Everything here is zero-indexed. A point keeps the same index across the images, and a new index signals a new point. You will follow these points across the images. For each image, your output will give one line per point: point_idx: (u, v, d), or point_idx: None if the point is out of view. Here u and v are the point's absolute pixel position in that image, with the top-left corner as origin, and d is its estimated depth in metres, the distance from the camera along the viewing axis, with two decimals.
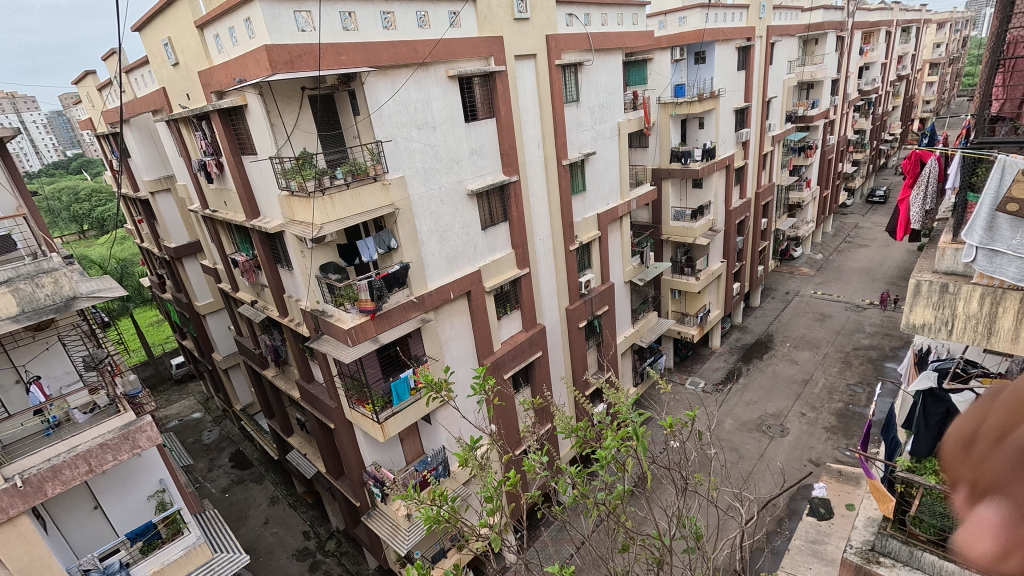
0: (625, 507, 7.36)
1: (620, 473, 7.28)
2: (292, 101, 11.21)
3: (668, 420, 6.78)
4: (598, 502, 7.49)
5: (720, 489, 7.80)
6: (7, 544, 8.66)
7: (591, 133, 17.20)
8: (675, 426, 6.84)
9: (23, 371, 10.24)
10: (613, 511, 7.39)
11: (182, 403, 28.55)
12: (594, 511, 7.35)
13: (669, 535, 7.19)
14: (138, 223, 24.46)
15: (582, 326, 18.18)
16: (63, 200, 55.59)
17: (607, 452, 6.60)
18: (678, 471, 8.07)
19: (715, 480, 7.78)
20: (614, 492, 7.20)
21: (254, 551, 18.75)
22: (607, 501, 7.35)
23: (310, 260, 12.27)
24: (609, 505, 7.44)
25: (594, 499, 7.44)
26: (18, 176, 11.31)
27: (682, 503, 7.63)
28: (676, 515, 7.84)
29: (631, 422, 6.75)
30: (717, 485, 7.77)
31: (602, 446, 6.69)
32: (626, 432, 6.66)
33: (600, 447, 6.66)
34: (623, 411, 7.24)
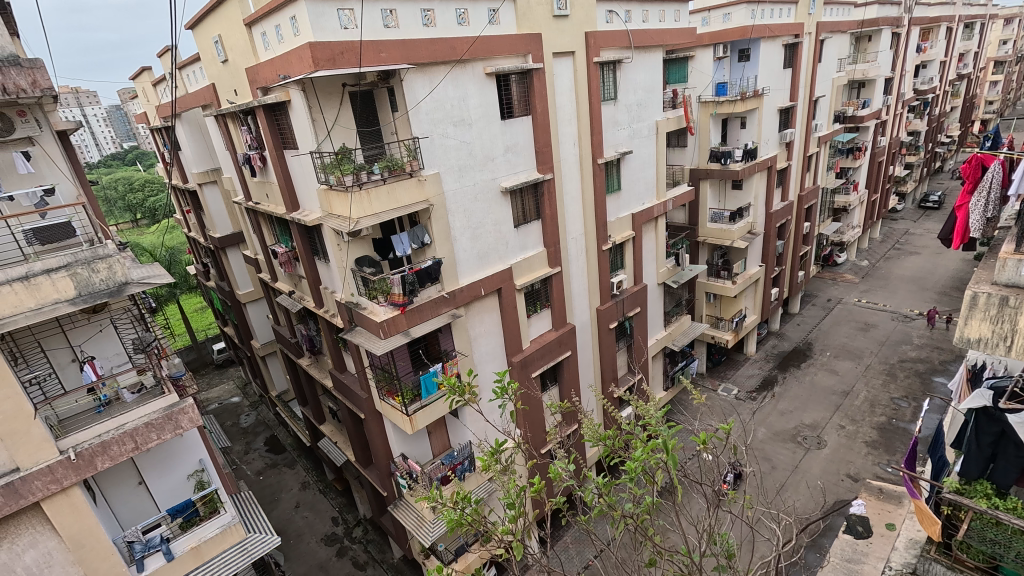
0: (654, 520, 7.18)
1: (648, 484, 7.14)
2: (333, 97, 11.51)
3: (705, 435, 6.55)
4: (625, 514, 7.31)
5: (756, 506, 7.53)
6: (59, 512, 9.24)
7: (627, 131, 16.94)
8: (709, 442, 6.54)
9: (78, 351, 10.77)
10: (642, 525, 7.22)
11: (222, 387, 29.79)
12: (623, 524, 7.19)
13: (699, 553, 6.89)
14: (186, 213, 25.60)
15: (613, 327, 17.99)
16: (119, 190, 58.40)
17: (634, 465, 6.45)
18: (710, 483, 7.78)
19: (752, 498, 7.48)
20: (642, 505, 6.98)
21: (285, 534, 19.38)
22: (634, 513, 7.19)
23: (346, 253, 12.51)
24: (638, 519, 7.28)
25: (622, 511, 7.29)
26: (80, 168, 12.09)
27: (713, 520, 7.38)
28: (706, 531, 7.59)
29: (661, 434, 6.53)
30: (751, 502, 7.51)
31: (631, 456, 6.52)
32: (655, 444, 6.46)
33: (628, 458, 6.50)
34: (654, 423, 7.05)
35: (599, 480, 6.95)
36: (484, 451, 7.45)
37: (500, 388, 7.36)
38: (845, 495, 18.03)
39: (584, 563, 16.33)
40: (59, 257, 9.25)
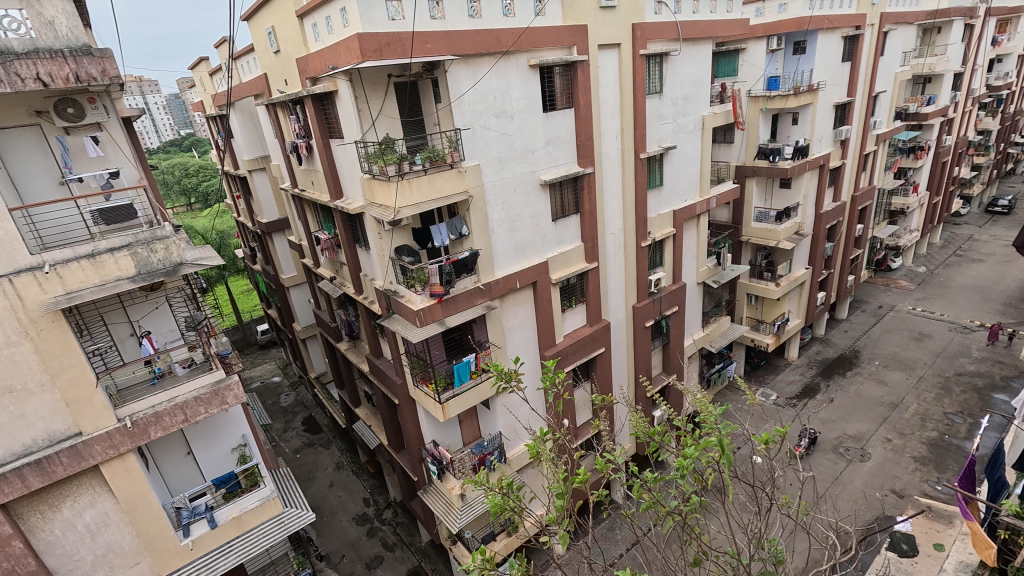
0: (702, 519, 7.04)
1: (697, 482, 6.97)
2: (379, 87, 11.72)
3: (764, 435, 6.30)
4: (672, 511, 7.20)
5: (810, 513, 7.30)
6: (117, 476, 9.89)
7: (672, 126, 16.54)
8: (768, 446, 6.24)
9: (136, 326, 11.31)
10: (688, 523, 7.09)
11: (265, 367, 31.05)
12: (671, 520, 7.04)
13: (748, 556, 6.72)
14: (236, 199, 26.69)
15: (649, 326, 17.69)
16: (175, 174, 61.30)
17: (688, 461, 6.31)
18: (764, 487, 7.53)
19: (808, 505, 7.26)
20: (691, 504, 6.83)
21: (320, 510, 20.12)
22: (682, 509, 7.04)
23: (387, 241, 12.75)
24: (684, 516, 7.14)
25: (669, 506, 7.14)
26: (142, 154, 12.71)
27: (763, 525, 7.16)
28: (756, 536, 7.35)
29: (716, 433, 6.32)
30: (806, 510, 7.28)
31: (685, 451, 6.36)
32: (710, 443, 6.27)
33: (682, 454, 6.35)
34: (710, 420, 6.86)
35: (649, 474, 6.79)
36: (531, 437, 7.40)
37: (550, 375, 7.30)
38: (888, 511, 17.24)
39: (611, 559, 16.29)
40: (122, 236, 9.77)
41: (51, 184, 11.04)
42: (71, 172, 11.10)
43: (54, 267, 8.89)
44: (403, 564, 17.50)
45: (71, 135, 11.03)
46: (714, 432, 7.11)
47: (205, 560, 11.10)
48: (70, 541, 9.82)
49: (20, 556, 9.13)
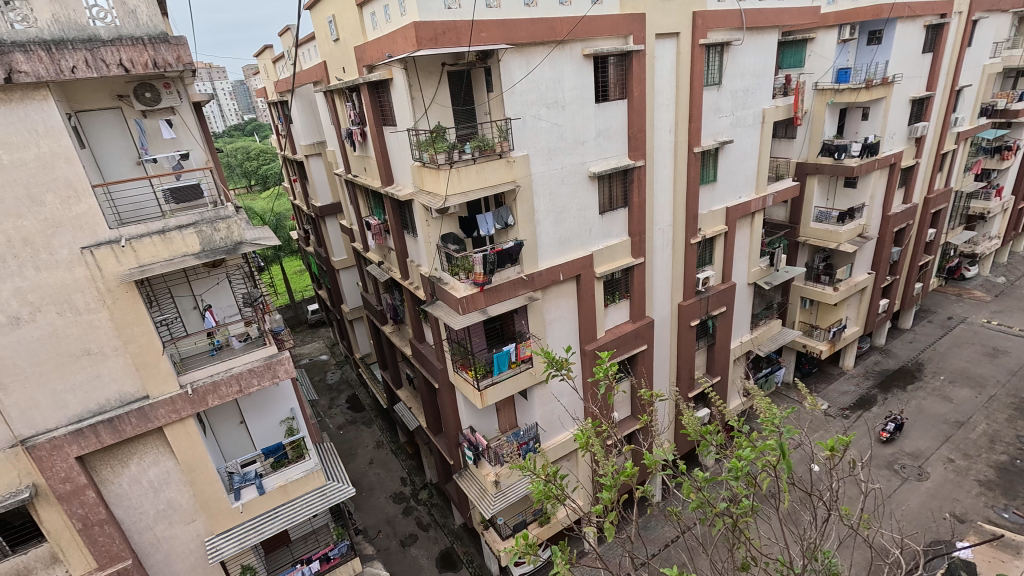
0: (752, 523, 6.89)
1: (749, 486, 6.80)
2: (432, 76, 11.91)
3: (829, 441, 6.03)
4: (723, 514, 7.01)
5: (871, 527, 7.02)
6: (177, 438, 10.60)
7: (729, 119, 15.92)
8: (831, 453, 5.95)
9: (199, 300, 11.92)
10: (738, 526, 6.95)
11: (314, 345, 32.38)
12: (721, 522, 6.92)
13: (801, 566, 6.49)
14: (292, 182, 27.74)
15: (694, 325, 17.21)
16: (237, 158, 64.21)
17: (744, 463, 6.16)
18: (822, 497, 7.21)
19: (869, 518, 6.98)
20: (743, 507, 6.64)
21: (359, 486, 20.91)
22: (732, 511, 6.91)
23: (434, 228, 12.96)
24: (733, 518, 7.01)
25: (717, 507, 7.03)
26: (210, 138, 13.44)
27: (819, 536, 6.92)
28: (810, 546, 7.08)
29: (776, 436, 6.06)
30: (869, 524, 6.92)
31: (742, 452, 6.20)
32: (769, 446, 6.03)
33: (738, 456, 6.21)
34: (769, 423, 6.64)
35: (700, 473, 6.68)
36: (579, 428, 7.42)
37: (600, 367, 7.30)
38: (945, 536, 16.19)
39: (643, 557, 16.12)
40: (189, 215, 10.36)
41: (128, 163, 11.86)
42: (147, 153, 11.93)
43: (129, 241, 9.49)
44: (436, 544, 17.96)
45: (147, 118, 11.79)
46: (772, 434, 6.86)
47: (253, 523, 11.79)
48: (134, 495, 10.60)
49: (91, 505, 9.94)
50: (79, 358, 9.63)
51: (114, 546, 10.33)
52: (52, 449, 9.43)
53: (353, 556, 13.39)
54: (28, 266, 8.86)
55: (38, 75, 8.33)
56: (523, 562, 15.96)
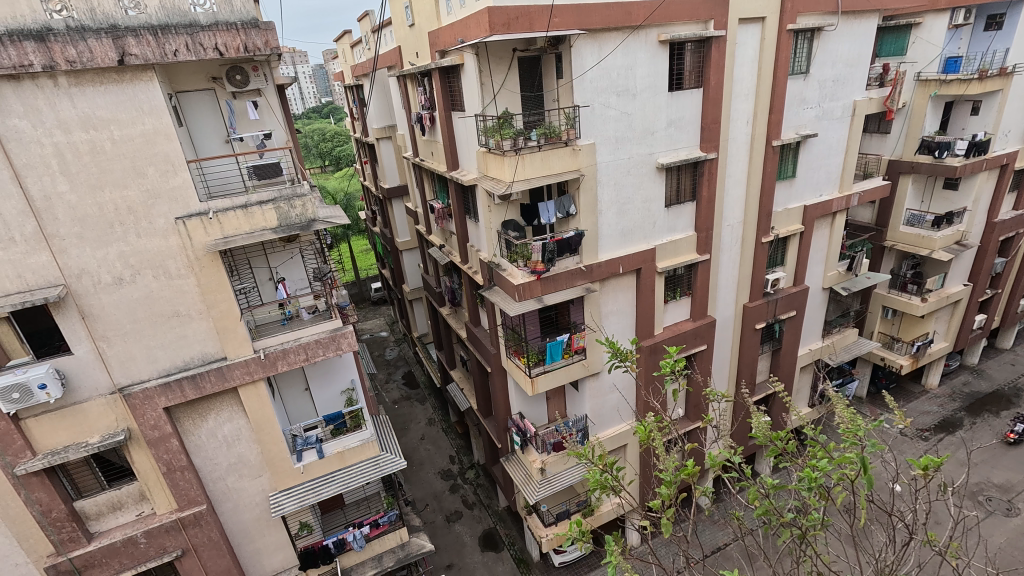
0: (822, 538, 6.54)
1: (822, 499, 6.43)
2: (503, 61, 11.96)
3: (921, 461, 5.57)
4: (790, 524, 6.69)
5: (960, 558, 6.47)
6: (249, 398, 11.44)
7: (815, 111, 14.87)
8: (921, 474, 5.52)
9: (274, 272, 12.62)
10: (806, 538, 6.66)
11: (375, 321, 33.76)
12: (789, 532, 6.66)
13: None
14: (363, 164, 28.81)
15: (759, 328, 16.41)
16: (314, 139, 67.49)
17: (819, 474, 5.88)
18: (903, 519, 6.70)
19: (959, 548, 6.43)
20: (814, 520, 6.30)
21: (410, 459, 21.73)
22: (801, 523, 6.62)
23: (495, 215, 13.06)
24: (801, 530, 6.71)
25: (784, 516, 6.76)
26: (291, 119, 14.22)
27: (896, 559, 6.49)
28: (885, 569, 6.62)
29: (859, 450, 5.66)
30: (957, 554, 6.38)
31: (818, 463, 5.90)
32: (851, 460, 5.65)
33: (812, 465, 5.92)
34: (852, 435, 6.25)
35: (767, 480, 6.42)
36: (642, 422, 7.31)
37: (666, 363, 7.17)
38: None
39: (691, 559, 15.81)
40: (269, 191, 10.97)
41: (218, 142, 12.73)
42: (236, 133, 12.69)
43: (216, 214, 10.22)
44: (480, 523, 18.41)
45: (237, 99, 12.56)
46: (854, 446, 6.42)
47: (312, 484, 12.56)
48: (210, 447, 11.58)
49: (174, 452, 10.96)
50: (169, 319, 10.56)
51: (192, 490, 11.35)
52: (144, 399, 10.47)
53: (400, 526, 14.06)
54: (130, 232, 9.80)
55: (146, 57, 9.09)
56: (564, 551, 16.02)
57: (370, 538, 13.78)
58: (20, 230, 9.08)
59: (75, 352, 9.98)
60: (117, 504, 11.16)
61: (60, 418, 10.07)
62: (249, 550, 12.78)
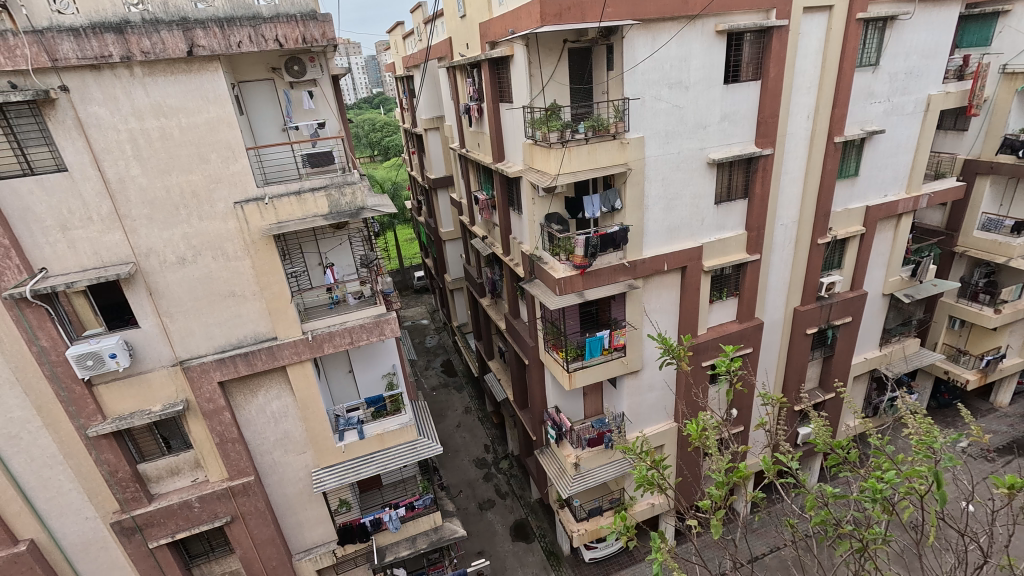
0: (884, 553, 6.28)
1: (886, 512, 6.16)
2: (553, 52, 11.88)
3: (1002, 480, 5.24)
4: (850, 536, 6.46)
5: None
6: (296, 378, 11.94)
7: (883, 106, 14.00)
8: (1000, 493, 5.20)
9: (323, 258, 12.83)
10: (866, 551, 6.42)
11: (417, 309, 34.44)
12: (847, 543, 6.46)
13: None
14: (411, 154, 29.29)
15: (811, 334, 15.69)
16: (365, 129, 69.24)
17: (884, 486, 5.66)
18: (977, 542, 6.31)
19: None
20: (875, 532, 6.06)
21: (446, 446, 22.14)
22: (861, 535, 6.40)
23: (538, 207, 13.05)
24: (860, 543, 6.48)
25: (843, 527, 6.53)
26: (344, 109, 14.62)
27: None
28: None
29: (933, 463, 5.38)
30: None
31: (885, 474, 5.65)
32: (921, 473, 5.39)
33: (878, 477, 5.71)
34: (924, 447, 5.96)
35: (827, 488, 6.23)
36: (693, 420, 7.24)
37: (720, 361, 7.09)
38: None
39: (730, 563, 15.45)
40: (322, 178, 11.33)
41: (276, 130, 13.24)
42: (292, 121, 13.14)
43: (272, 200, 10.67)
44: (512, 513, 18.59)
45: (293, 88, 13.02)
46: (925, 460, 6.10)
47: (352, 463, 13.02)
48: (259, 422, 12.19)
49: (227, 424, 11.60)
50: (226, 298, 11.14)
51: (241, 462, 12.01)
52: (202, 372, 11.11)
53: (434, 510, 14.45)
54: (194, 215, 10.38)
55: (212, 48, 9.56)
56: (595, 547, 15.96)
57: (405, 519, 14.19)
58: (98, 210, 9.79)
59: (142, 326, 10.69)
60: (175, 470, 11.94)
61: (127, 386, 10.84)
62: (292, 522, 13.40)
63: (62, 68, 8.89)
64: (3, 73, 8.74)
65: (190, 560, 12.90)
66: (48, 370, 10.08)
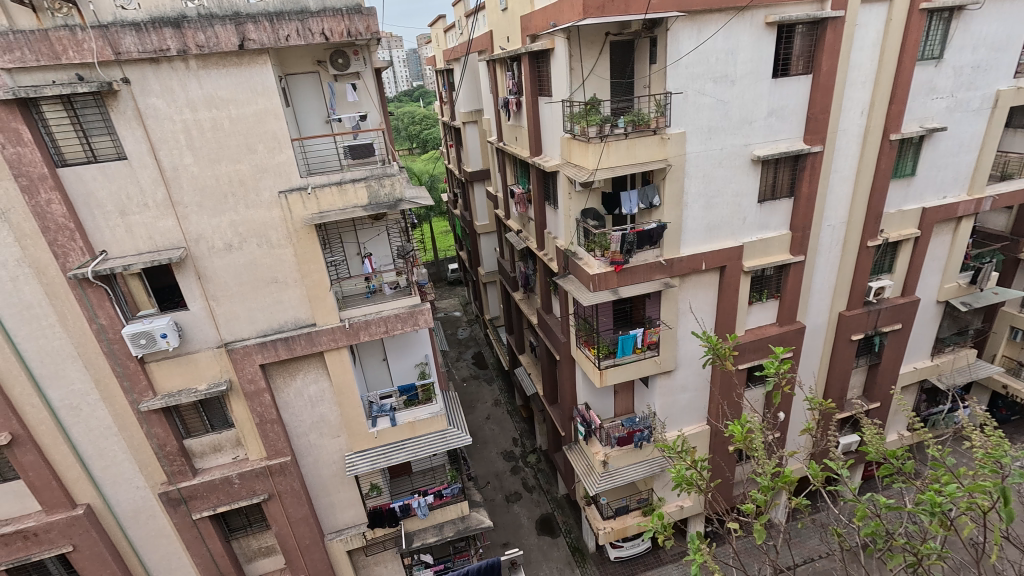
0: (940, 569, 6.02)
1: (945, 527, 5.89)
2: (594, 46, 11.76)
3: None
4: (903, 550, 6.22)
5: None
6: (333, 363, 12.29)
7: (945, 102, 13.21)
8: None
9: (362, 248, 13.06)
10: (920, 567, 6.16)
11: (450, 301, 34.81)
12: (900, 557, 6.21)
13: None
14: (449, 147, 29.53)
15: (856, 340, 15.04)
16: (404, 121, 70.10)
17: (943, 500, 5.42)
18: None
19: None
20: (933, 547, 5.80)
21: (475, 437, 22.36)
22: (914, 549, 6.15)
23: (574, 202, 12.93)
24: (914, 558, 6.23)
25: (896, 541, 6.29)
26: (385, 101, 14.86)
27: None
28: None
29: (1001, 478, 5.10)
30: None
31: (945, 488, 5.40)
32: (988, 488, 5.12)
33: (936, 490, 5.47)
34: (990, 461, 5.65)
35: (881, 499, 6.01)
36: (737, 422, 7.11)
37: (768, 363, 6.98)
38: None
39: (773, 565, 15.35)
40: (362, 170, 11.57)
41: (320, 122, 13.58)
42: (335, 114, 13.44)
43: (314, 190, 10.99)
44: (538, 507, 18.65)
45: (338, 81, 13.31)
46: (990, 475, 5.80)
47: (384, 449, 13.33)
48: (297, 405, 12.62)
49: (266, 406, 12.06)
50: (269, 284, 11.55)
51: (279, 442, 12.48)
52: (245, 355, 11.58)
53: (462, 500, 14.57)
54: (241, 203, 10.79)
55: (262, 42, 9.88)
56: (621, 545, 15.87)
57: (433, 507, 14.38)
58: (153, 197, 10.29)
59: (191, 309, 11.21)
60: (218, 446, 12.52)
61: (176, 365, 11.39)
62: (325, 503, 13.84)
63: (125, 61, 9.36)
64: (71, 66, 9.25)
65: (229, 533, 13.51)
66: (105, 346, 10.71)
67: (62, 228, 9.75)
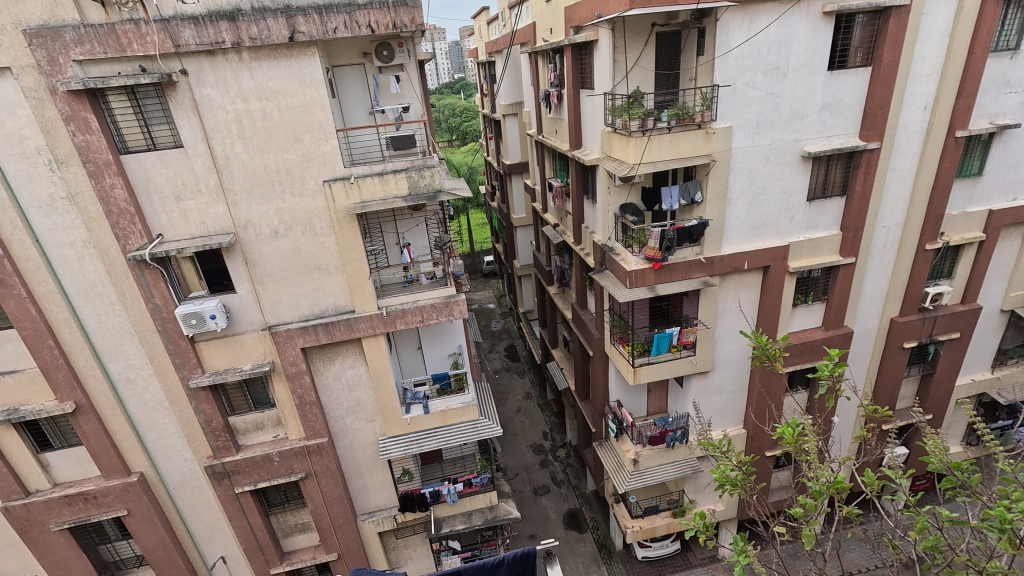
0: None
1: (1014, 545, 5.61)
2: (640, 37, 11.50)
3: None
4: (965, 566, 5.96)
5: None
6: (370, 350, 12.60)
7: (1019, 96, 12.30)
8: None
9: (400, 238, 13.27)
10: None
11: (485, 293, 35.02)
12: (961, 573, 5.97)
13: None
14: (489, 140, 29.60)
15: (909, 348, 14.30)
16: (445, 113, 70.67)
17: (1013, 516, 5.19)
18: None
19: None
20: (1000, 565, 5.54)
21: (506, 429, 22.51)
22: (978, 567, 5.88)
23: (613, 197, 12.77)
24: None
25: (958, 557, 6.03)
26: (427, 93, 15.00)
27: None
28: None
29: None
30: None
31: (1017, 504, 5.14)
32: None
33: (1006, 506, 5.23)
34: None
35: (943, 511, 5.78)
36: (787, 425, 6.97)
37: (820, 366, 6.85)
38: None
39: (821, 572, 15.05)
40: (404, 161, 11.75)
41: (364, 113, 13.84)
42: (379, 105, 13.66)
43: (357, 180, 11.25)
44: (565, 501, 18.66)
45: (382, 73, 13.53)
46: None
47: (416, 436, 13.60)
48: (335, 389, 13.02)
49: (306, 388, 12.50)
50: (311, 271, 11.92)
51: (317, 423, 12.91)
52: (288, 338, 12.02)
53: (490, 490, 14.76)
54: (287, 192, 11.15)
55: (311, 35, 10.13)
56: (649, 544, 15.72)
57: (463, 494, 14.64)
58: (206, 184, 10.77)
59: (238, 292, 11.70)
60: (260, 425, 13.07)
61: (223, 345, 11.93)
62: (359, 484, 14.26)
63: (184, 54, 9.80)
64: (135, 58, 9.73)
65: (269, 508, 14.11)
66: (160, 325, 11.31)
67: (124, 212, 10.32)
